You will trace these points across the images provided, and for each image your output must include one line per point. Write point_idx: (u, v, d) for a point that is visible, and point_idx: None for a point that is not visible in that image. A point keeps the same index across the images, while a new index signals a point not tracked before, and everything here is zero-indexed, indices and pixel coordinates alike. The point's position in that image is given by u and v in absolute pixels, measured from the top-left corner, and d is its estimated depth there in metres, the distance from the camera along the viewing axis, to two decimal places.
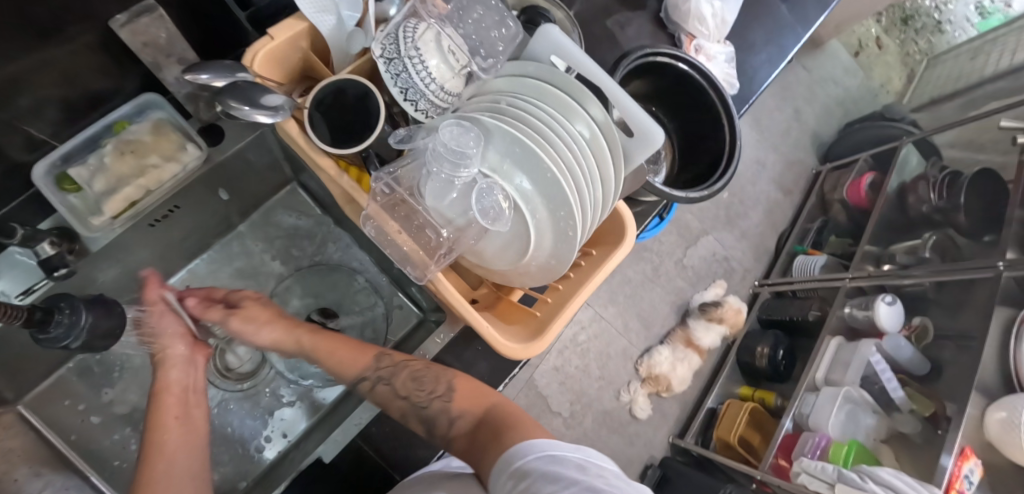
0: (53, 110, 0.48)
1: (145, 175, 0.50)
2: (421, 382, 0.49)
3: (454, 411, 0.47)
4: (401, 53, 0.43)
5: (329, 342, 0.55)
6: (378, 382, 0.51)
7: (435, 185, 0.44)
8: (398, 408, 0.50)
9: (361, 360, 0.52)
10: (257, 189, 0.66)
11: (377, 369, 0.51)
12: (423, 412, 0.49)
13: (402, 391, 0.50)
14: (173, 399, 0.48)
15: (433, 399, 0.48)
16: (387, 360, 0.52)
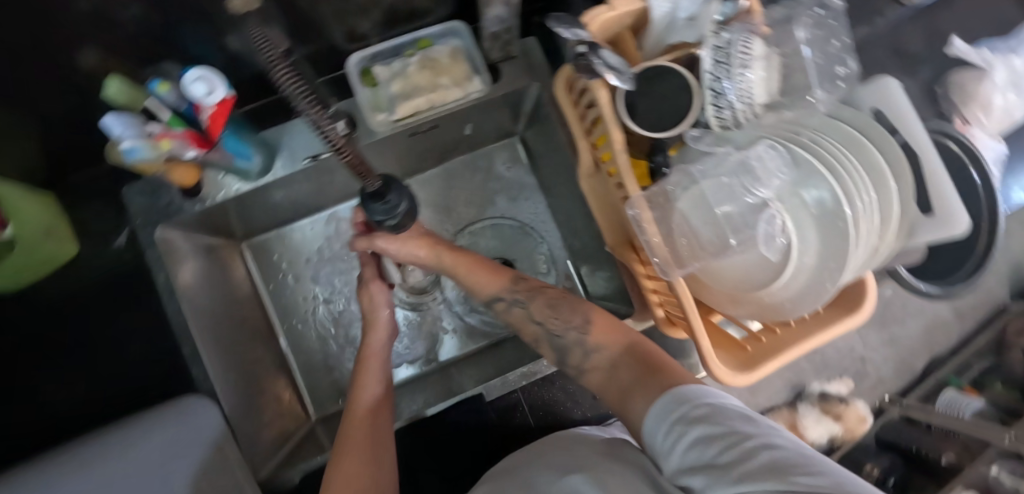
0: (376, 11, 0.52)
1: (434, 90, 0.54)
2: (558, 310, 0.48)
3: (591, 342, 0.45)
4: (732, 66, 0.44)
5: (467, 259, 0.52)
6: (513, 303, 0.50)
7: (718, 193, 0.47)
8: (533, 333, 0.49)
9: (497, 280, 0.50)
10: (491, 131, 0.71)
11: (516, 293, 0.50)
12: (556, 340, 0.47)
13: (538, 315, 0.48)
14: (376, 367, 0.51)
15: (569, 328, 0.46)
16: (524, 284, 0.50)
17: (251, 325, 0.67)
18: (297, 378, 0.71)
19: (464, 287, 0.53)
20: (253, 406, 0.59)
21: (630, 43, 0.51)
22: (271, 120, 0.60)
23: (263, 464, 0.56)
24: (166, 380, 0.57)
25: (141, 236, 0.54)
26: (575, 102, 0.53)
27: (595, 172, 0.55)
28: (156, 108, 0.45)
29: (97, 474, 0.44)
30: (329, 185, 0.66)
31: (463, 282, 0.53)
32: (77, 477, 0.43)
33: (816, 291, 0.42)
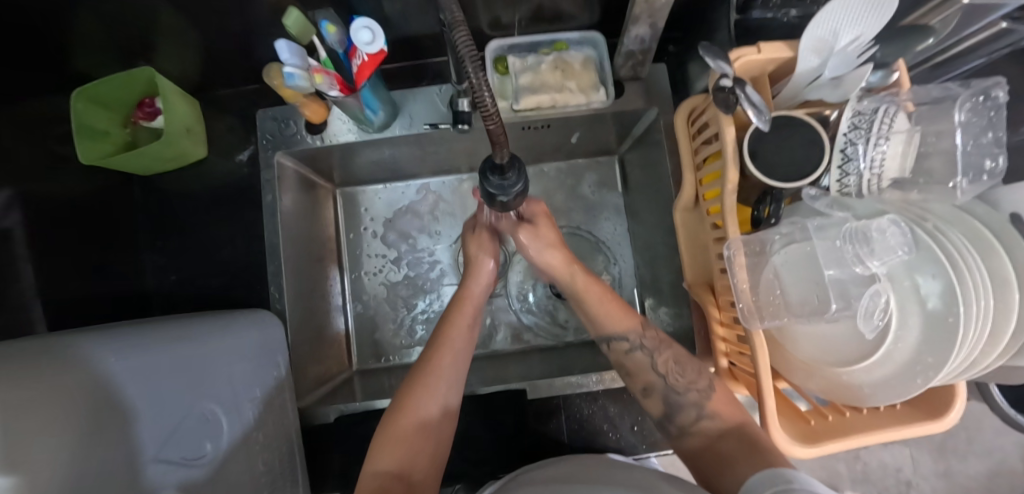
0: (526, 7, 0.56)
1: (559, 91, 0.56)
2: (683, 368, 0.48)
3: (709, 408, 0.45)
4: (871, 134, 0.44)
5: (602, 292, 0.56)
6: (636, 348, 0.51)
7: (826, 255, 0.45)
8: (647, 381, 0.49)
9: (625, 321, 0.53)
10: (595, 144, 0.73)
11: (643, 339, 0.51)
12: (672, 397, 0.47)
13: (660, 367, 0.49)
14: (466, 314, 0.58)
15: (690, 389, 0.47)
16: (652, 333, 0.52)
17: (324, 264, 0.71)
18: (349, 325, 0.75)
19: (586, 315, 0.57)
20: (307, 338, 0.63)
21: (765, 86, 0.52)
22: (400, 82, 0.64)
23: (305, 392, 0.60)
24: (246, 291, 0.60)
25: (262, 157, 0.59)
26: (693, 135, 0.55)
27: (693, 207, 0.57)
28: (318, 46, 0.48)
29: (179, 349, 0.44)
30: (432, 155, 0.70)
31: (588, 311, 0.56)
32: (160, 342, 0.42)
33: (903, 386, 0.41)
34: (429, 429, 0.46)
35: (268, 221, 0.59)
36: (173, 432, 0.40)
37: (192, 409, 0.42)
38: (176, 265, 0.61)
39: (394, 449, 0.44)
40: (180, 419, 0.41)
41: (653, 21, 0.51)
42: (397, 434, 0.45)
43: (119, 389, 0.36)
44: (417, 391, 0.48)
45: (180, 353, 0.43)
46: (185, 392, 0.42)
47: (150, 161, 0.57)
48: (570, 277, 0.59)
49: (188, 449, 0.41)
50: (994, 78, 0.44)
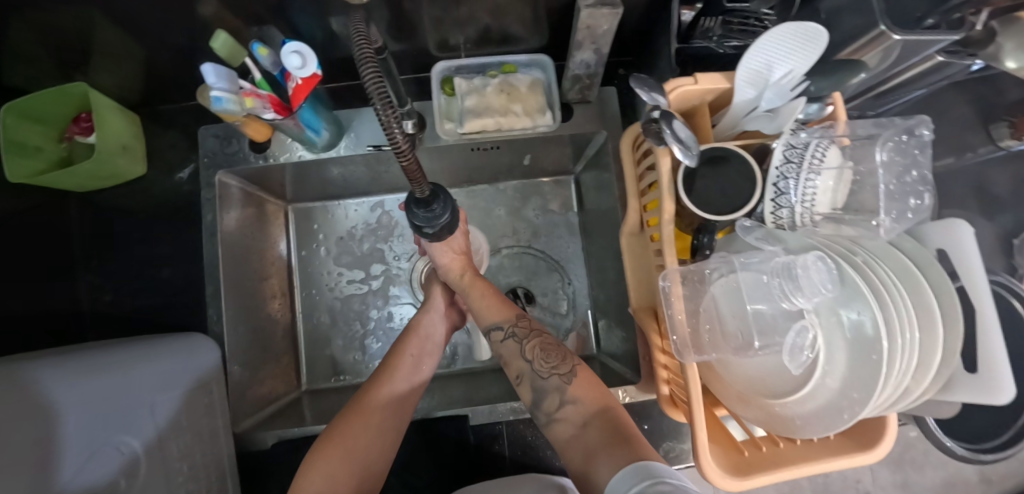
0: (473, 28, 0.55)
1: (505, 114, 0.56)
2: (550, 352, 0.49)
3: (571, 394, 0.45)
4: (802, 168, 0.43)
5: (483, 288, 0.58)
6: (509, 336, 0.53)
7: (752, 290, 0.45)
8: (518, 369, 0.50)
9: (502, 311, 0.55)
10: (550, 164, 0.73)
11: (515, 326, 0.53)
12: (538, 382, 0.48)
13: (528, 354, 0.50)
14: (417, 343, 0.59)
15: (553, 374, 0.47)
16: (525, 322, 0.54)
17: (273, 283, 0.70)
18: (298, 344, 0.73)
19: (470, 308, 0.59)
20: (249, 360, 0.62)
21: (704, 118, 0.51)
22: (347, 101, 0.63)
23: (244, 416, 0.58)
24: (185, 313, 0.59)
25: (203, 175, 0.58)
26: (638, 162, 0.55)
27: (638, 232, 0.57)
28: (250, 68, 0.47)
29: (98, 384, 0.44)
30: (383, 174, 0.69)
31: (472, 303, 0.58)
32: (87, 376, 0.43)
33: (830, 418, 0.41)
34: (356, 464, 0.46)
35: (208, 242, 0.58)
36: (81, 464, 0.39)
37: (107, 441, 0.42)
38: (111, 287, 0.59)
39: (314, 473, 0.44)
40: (89, 450, 0.40)
41: (596, 46, 0.52)
42: (318, 465, 0.44)
43: (29, 409, 0.38)
44: (351, 426, 0.48)
45: (102, 386, 0.44)
46: (98, 425, 0.42)
47: (82, 179, 0.55)
48: (462, 276, 0.60)
49: (95, 482, 0.39)
50: (920, 118, 0.45)
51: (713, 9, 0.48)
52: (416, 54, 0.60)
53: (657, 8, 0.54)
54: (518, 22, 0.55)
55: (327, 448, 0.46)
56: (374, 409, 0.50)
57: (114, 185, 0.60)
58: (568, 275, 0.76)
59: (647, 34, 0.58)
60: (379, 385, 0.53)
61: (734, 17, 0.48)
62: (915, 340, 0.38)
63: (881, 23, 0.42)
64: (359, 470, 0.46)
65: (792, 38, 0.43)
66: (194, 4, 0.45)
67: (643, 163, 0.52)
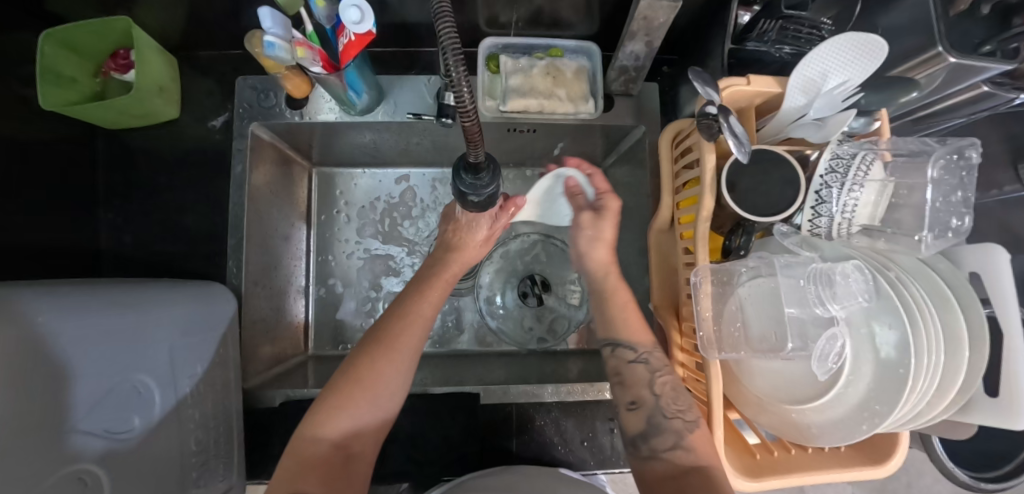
0: (525, 8, 0.55)
1: (549, 97, 0.56)
2: (679, 395, 0.49)
3: (686, 441, 0.46)
4: (846, 180, 0.44)
5: (627, 299, 0.59)
6: (640, 359, 0.53)
7: (788, 294, 0.45)
8: (638, 397, 0.51)
9: (646, 336, 0.55)
10: (578, 156, 0.73)
11: (650, 354, 0.54)
12: (656, 420, 0.49)
13: (659, 389, 0.50)
14: (443, 286, 0.57)
15: (677, 416, 0.48)
16: (662, 351, 0.54)
17: (291, 244, 0.69)
18: (310, 308, 0.72)
19: (606, 316, 0.59)
20: (262, 317, 0.61)
21: (751, 120, 0.51)
22: (388, 68, 0.63)
23: (253, 372, 0.58)
24: (204, 263, 0.58)
25: (236, 125, 0.57)
26: (675, 159, 0.55)
27: (667, 229, 0.56)
28: (304, 19, 0.47)
29: (119, 319, 0.41)
30: (414, 146, 0.69)
31: (611, 313, 0.58)
32: (110, 309, 0.40)
33: (848, 428, 0.41)
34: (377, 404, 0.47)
35: (234, 193, 0.57)
36: (102, 400, 0.38)
37: (125, 379, 0.40)
38: (132, 228, 0.58)
39: (333, 416, 0.45)
40: (110, 387, 0.39)
41: (649, 39, 0.52)
42: (335, 408, 0.45)
43: (44, 349, 0.34)
44: (377, 369, 0.48)
45: (122, 323, 0.41)
46: (119, 362, 0.40)
47: (115, 116, 0.54)
48: (608, 277, 0.61)
49: (115, 418, 0.39)
50: (971, 140, 0.45)
51: (772, 12, 0.48)
52: (463, 28, 0.59)
53: (713, 8, 0.54)
54: (571, 7, 0.54)
55: (349, 389, 0.46)
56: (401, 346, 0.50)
57: (146, 127, 0.59)
58: None
59: (697, 33, 0.58)
60: (403, 325, 0.51)
61: (792, 24, 0.48)
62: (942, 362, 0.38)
63: (939, 44, 0.43)
64: (379, 408, 0.47)
65: (846, 49, 0.44)
66: None
67: (683, 161, 0.52)
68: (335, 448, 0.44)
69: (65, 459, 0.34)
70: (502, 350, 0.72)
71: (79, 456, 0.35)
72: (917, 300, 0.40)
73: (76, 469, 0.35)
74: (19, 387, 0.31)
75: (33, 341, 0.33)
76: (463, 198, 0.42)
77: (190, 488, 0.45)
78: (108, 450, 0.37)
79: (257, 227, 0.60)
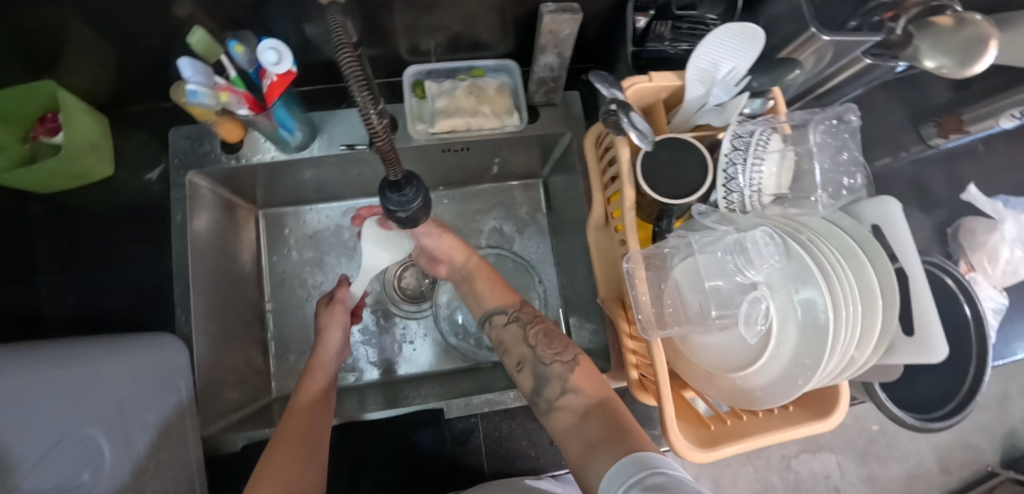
0: (443, 34, 0.58)
1: (475, 115, 0.59)
2: (552, 341, 0.53)
3: (572, 383, 0.49)
4: (748, 155, 0.47)
5: (490, 280, 0.63)
6: (512, 321, 0.58)
7: (713, 267, 0.47)
8: (520, 355, 0.54)
9: (503, 298, 0.60)
10: (518, 167, 0.76)
11: (519, 312, 0.58)
12: (541, 368, 0.51)
13: (531, 339, 0.54)
14: (323, 365, 0.58)
15: (556, 359, 0.51)
16: (526, 310, 0.59)
17: (245, 287, 0.69)
18: (270, 349, 0.72)
19: (472, 293, 0.63)
20: (219, 363, 0.61)
21: (661, 115, 0.55)
22: (320, 104, 0.65)
23: (212, 420, 0.57)
24: (152, 315, 0.57)
25: (172, 176, 0.58)
26: (599, 158, 0.58)
27: (604, 225, 0.59)
28: (226, 65, 0.49)
29: (53, 382, 0.42)
30: (356, 177, 0.70)
31: (474, 288, 0.63)
32: (40, 375, 0.42)
33: (786, 386, 0.43)
34: (301, 487, 0.42)
35: (176, 242, 0.57)
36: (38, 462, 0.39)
37: (66, 437, 0.42)
38: (74, 289, 0.57)
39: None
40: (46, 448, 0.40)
41: (559, 51, 0.56)
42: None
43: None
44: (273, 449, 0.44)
45: (63, 381, 0.43)
46: (57, 423, 0.41)
47: (46, 178, 0.54)
48: (465, 258, 0.64)
49: (58, 476, 0.40)
50: (846, 107, 0.52)
51: (664, 14, 0.52)
52: (388, 59, 0.62)
53: (615, 16, 0.58)
54: (486, 29, 0.58)
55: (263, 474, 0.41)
56: (292, 433, 0.46)
57: (81, 186, 0.59)
58: (540, 273, 0.78)
59: (605, 40, 0.62)
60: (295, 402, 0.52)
61: (683, 23, 0.53)
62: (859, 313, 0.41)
63: (812, 25, 0.47)
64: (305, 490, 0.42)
65: (734, 37, 0.48)
66: (169, 5, 0.45)
67: (606, 158, 0.55)
68: None
69: None
70: (469, 365, 0.72)
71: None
72: (824, 256, 0.43)
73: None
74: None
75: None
76: (392, 217, 0.44)
77: None
78: None
79: (203, 273, 0.60)
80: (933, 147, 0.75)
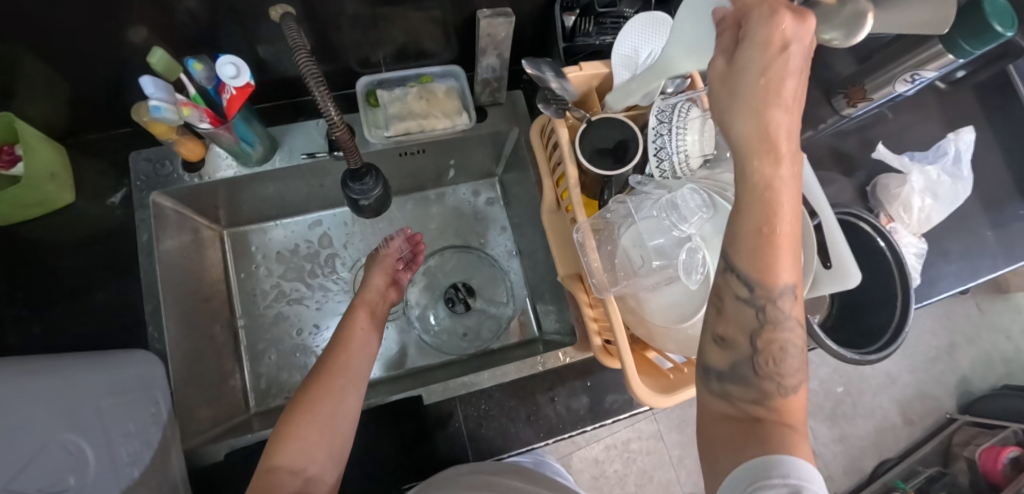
0: (391, 47, 0.63)
1: (427, 117, 0.63)
2: (784, 361, 0.33)
3: (778, 397, 0.33)
4: (671, 125, 0.52)
5: (793, 210, 0.33)
6: (754, 302, 0.34)
7: (654, 229, 0.52)
8: (735, 339, 0.34)
9: (786, 273, 0.33)
10: (475, 168, 0.80)
11: (775, 302, 0.34)
12: (733, 374, 0.34)
13: (763, 342, 0.34)
14: (362, 316, 0.62)
15: (770, 375, 0.33)
16: (784, 302, 0.34)
17: (216, 304, 0.70)
18: (245, 366, 0.72)
19: (759, 237, 0.32)
20: (196, 378, 0.61)
21: (595, 100, 0.61)
22: (279, 120, 0.68)
23: (191, 434, 0.57)
24: (122, 335, 0.57)
25: (136, 198, 0.59)
26: (546, 146, 0.63)
27: (556, 209, 0.63)
28: (186, 83, 0.52)
29: (43, 385, 0.43)
30: (319, 188, 0.73)
31: (750, 249, 0.33)
32: (34, 377, 0.43)
33: None
34: (330, 429, 0.48)
35: (144, 261, 0.58)
36: (29, 461, 0.40)
37: (52, 442, 0.42)
38: (39, 318, 0.57)
39: (292, 443, 0.46)
40: (37, 449, 0.41)
41: (498, 52, 0.61)
42: (291, 438, 0.47)
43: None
44: (294, 423, 0.48)
45: (51, 387, 0.44)
46: (46, 424, 0.42)
47: (7, 208, 0.55)
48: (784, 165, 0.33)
49: (45, 479, 0.41)
50: None
51: (587, 12, 0.59)
52: (341, 74, 0.66)
53: (546, 18, 0.64)
54: (430, 39, 0.63)
55: (298, 423, 0.48)
56: (334, 376, 0.53)
57: (42, 216, 0.60)
58: (506, 267, 0.82)
59: (542, 41, 0.68)
60: (328, 371, 0.53)
61: (607, 19, 0.60)
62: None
63: None
64: (332, 433, 0.48)
65: (647, 27, 0.54)
66: (125, 33, 0.48)
67: (551, 144, 0.60)
68: (286, 475, 0.44)
69: None
70: (446, 360, 0.74)
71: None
72: None
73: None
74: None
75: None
76: (353, 206, 0.48)
77: None
78: None
79: (171, 290, 0.60)
80: (845, 118, 0.83)
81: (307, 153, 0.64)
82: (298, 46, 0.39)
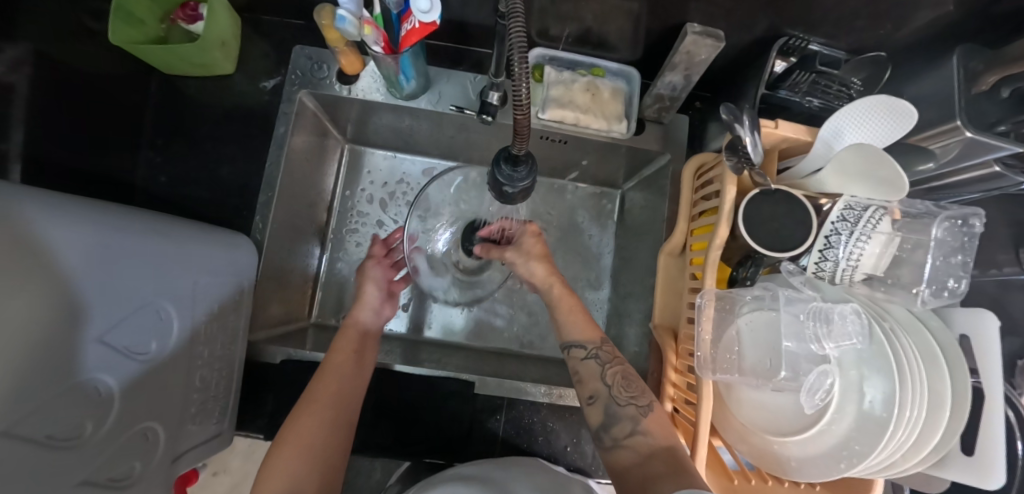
0: (575, 29, 0.58)
1: (586, 112, 0.60)
2: (630, 383, 0.50)
3: (642, 426, 0.47)
4: (855, 230, 0.45)
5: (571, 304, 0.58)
6: (592, 357, 0.53)
7: (787, 328, 0.47)
8: (593, 389, 0.51)
9: (586, 332, 0.54)
10: (600, 173, 0.76)
11: (600, 349, 0.53)
12: (613, 408, 0.49)
13: (608, 378, 0.51)
14: (352, 333, 0.58)
15: (631, 402, 0.49)
16: (609, 347, 0.54)
17: (316, 211, 0.71)
18: (319, 277, 0.74)
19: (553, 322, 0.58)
20: (279, 276, 0.64)
21: (773, 163, 0.52)
22: (438, 59, 0.66)
23: (257, 327, 0.60)
24: (230, 214, 0.60)
25: (286, 90, 0.60)
26: (695, 188, 0.58)
27: (677, 254, 0.60)
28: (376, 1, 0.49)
29: (156, 247, 0.42)
30: (446, 138, 0.71)
31: (557, 318, 0.58)
32: (148, 234, 0.41)
33: (826, 466, 0.42)
34: (316, 457, 0.45)
35: (273, 152, 0.59)
36: (124, 319, 0.38)
37: (148, 304, 0.41)
38: (169, 170, 0.60)
39: (277, 478, 0.43)
40: (139, 307, 0.40)
41: (688, 73, 0.55)
42: (276, 468, 0.44)
43: (105, 256, 0.36)
44: (286, 445, 0.45)
45: (162, 248, 0.42)
46: (147, 287, 0.41)
47: (176, 61, 0.57)
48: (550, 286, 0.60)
49: (135, 338, 0.40)
50: (974, 209, 0.48)
51: (806, 66, 0.53)
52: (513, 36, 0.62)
53: (755, 52, 0.57)
54: (620, 33, 0.57)
55: (284, 450, 0.45)
56: (317, 402, 0.49)
57: (200, 76, 0.62)
58: (591, 282, 0.78)
59: (739, 74, 0.62)
60: (319, 379, 0.51)
61: (824, 79, 0.53)
62: (921, 415, 0.39)
63: (958, 118, 0.47)
64: (321, 460, 0.46)
65: (879, 115, 0.45)
66: None
67: (703, 191, 0.55)
68: None
69: (81, 369, 0.34)
70: (503, 346, 0.74)
71: (97, 366, 0.36)
72: (896, 344, 0.42)
73: (93, 379, 0.36)
74: (35, 361, 0.30)
75: (71, 290, 0.33)
76: (496, 188, 0.45)
77: (186, 423, 0.48)
78: (122, 365, 0.38)
79: (285, 189, 0.62)
80: None
81: (455, 103, 0.62)
82: (516, 12, 0.32)
